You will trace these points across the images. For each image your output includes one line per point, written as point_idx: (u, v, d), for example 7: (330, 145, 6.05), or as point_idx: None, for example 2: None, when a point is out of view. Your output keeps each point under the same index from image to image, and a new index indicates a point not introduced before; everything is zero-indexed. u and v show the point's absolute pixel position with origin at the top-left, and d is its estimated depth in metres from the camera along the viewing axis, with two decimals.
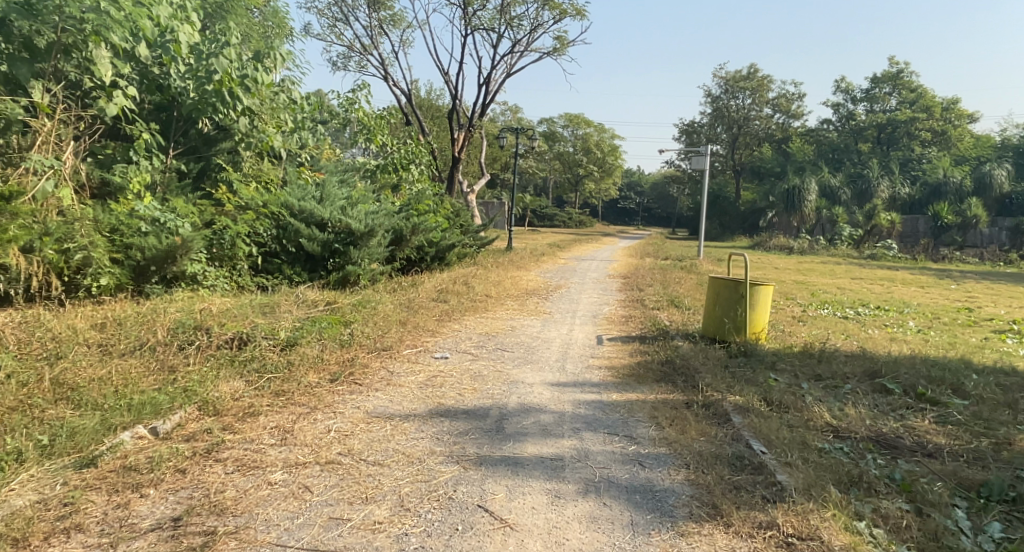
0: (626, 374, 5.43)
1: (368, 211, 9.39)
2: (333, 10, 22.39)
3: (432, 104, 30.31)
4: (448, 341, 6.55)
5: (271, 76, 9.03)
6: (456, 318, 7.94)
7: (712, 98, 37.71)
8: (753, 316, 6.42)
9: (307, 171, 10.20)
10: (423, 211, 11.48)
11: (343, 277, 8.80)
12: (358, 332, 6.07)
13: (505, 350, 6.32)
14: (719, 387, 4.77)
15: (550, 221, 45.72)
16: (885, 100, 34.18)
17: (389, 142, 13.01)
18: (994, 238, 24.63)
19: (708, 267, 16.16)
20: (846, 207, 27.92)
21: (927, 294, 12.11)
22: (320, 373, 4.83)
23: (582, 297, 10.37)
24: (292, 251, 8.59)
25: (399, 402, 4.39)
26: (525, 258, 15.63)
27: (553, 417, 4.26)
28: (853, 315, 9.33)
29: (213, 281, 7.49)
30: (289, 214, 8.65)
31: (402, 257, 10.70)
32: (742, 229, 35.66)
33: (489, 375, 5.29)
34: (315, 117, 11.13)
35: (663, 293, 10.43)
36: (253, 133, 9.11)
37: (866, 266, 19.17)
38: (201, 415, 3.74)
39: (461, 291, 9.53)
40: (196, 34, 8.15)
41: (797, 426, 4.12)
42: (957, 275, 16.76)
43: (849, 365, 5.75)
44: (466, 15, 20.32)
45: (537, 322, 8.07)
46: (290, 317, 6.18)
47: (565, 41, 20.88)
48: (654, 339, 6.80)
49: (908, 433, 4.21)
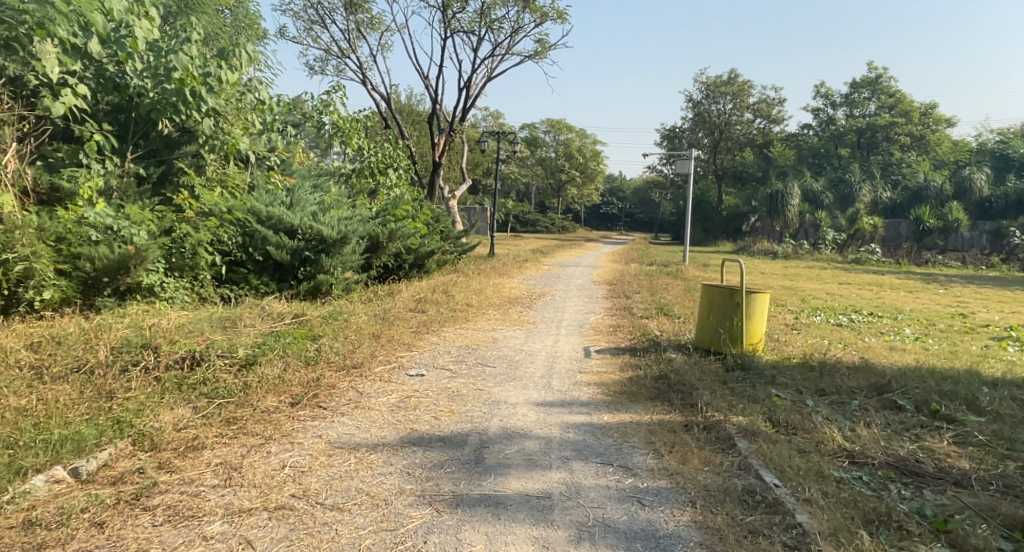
0: (617, 391, 5.01)
1: (342, 217, 8.91)
2: (309, 13, 21.87)
3: (413, 109, 29.89)
4: (425, 356, 6.09)
5: (236, 74, 8.50)
6: (434, 330, 7.48)
7: (693, 103, 37.50)
8: (749, 327, 6.06)
9: (276, 177, 9.72)
10: (401, 216, 11.02)
11: (314, 287, 8.32)
12: (326, 347, 5.59)
13: (487, 365, 5.87)
14: (720, 406, 4.39)
15: (533, 227, 45.42)
16: (864, 106, 34.24)
17: (364, 146, 12.52)
18: (975, 242, 24.13)
19: (694, 273, 15.86)
20: (828, 211, 27.85)
21: (918, 300, 11.86)
22: (281, 397, 4.36)
23: (567, 305, 9.95)
24: (259, 259, 8.10)
25: (367, 429, 3.93)
26: (507, 264, 15.22)
27: (539, 444, 3.82)
28: (848, 323, 9.00)
29: (171, 293, 7.00)
30: (256, 221, 8.15)
31: (378, 265, 10.22)
32: (725, 234, 35.58)
33: (468, 395, 4.85)
34: (285, 119, 10.62)
35: (651, 300, 10.06)
36: (218, 135, 8.60)
37: (851, 270, 19.01)
38: (135, 451, 3.27)
39: (440, 300, 9.07)
40: (155, 29, 7.66)
41: (809, 451, 3.74)
42: (943, 280, 16.58)
43: (854, 378, 5.38)
44: (446, 18, 19.93)
45: (521, 333, 7.63)
46: (252, 333, 5.68)
47: (546, 45, 20.56)
48: (645, 351, 6.39)
49: (929, 457, 3.84)
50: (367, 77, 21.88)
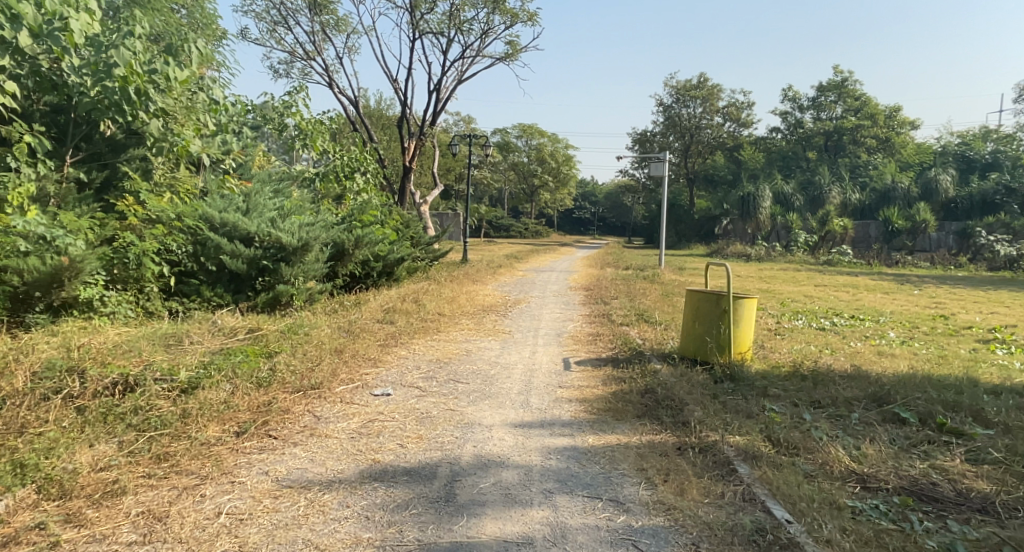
0: (601, 408, 4.62)
1: (303, 223, 8.39)
2: (272, 13, 21.21)
3: (383, 113, 29.33)
4: (392, 373, 5.62)
5: (185, 71, 7.91)
6: (403, 342, 7.00)
7: (664, 107, 37.53)
8: (737, 335, 5.73)
9: (232, 181, 9.14)
10: (368, 222, 10.52)
11: (274, 298, 7.79)
12: (281, 367, 5.09)
13: (459, 381, 5.43)
14: (714, 425, 4.01)
15: (506, 232, 45.05)
16: (831, 109, 34.57)
17: (329, 149, 12.00)
18: (942, 242, 24.32)
19: (671, 277, 15.60)
20: (799, 213, 27.94)
21: (896, 301, 11.72)
22: (224, 426, 3.88)
23: (544, 312, 9.55)
24: (213, 269, 7.54)
25: (322, 462, 3.47)
26: (481, 271, 14.79)
27: (517, 475, 3.41)
28: (831, 326, 8.73)
29: (113, 307, 6.47)
30: (209, 228, 7.61)
31: (344, 273, 9.71)
32: (697, 237, 35.65)
33: (438, 417, 4.41)
34: (241, 120, 10.06)
35: (630, 306, 9.73)
36: (167, 136, 8.00)
37: (825, 272, 18.96)
38: (39, 500, 2.82)
39: (409, 310, 8.59)
40: (94, 23, 7.08)
41: (817, 476, 3.38)
42: (916, 280, 16.58)
43: (850, 389, 5.06)
44: (414, 19, 19.47)
45: (496, 344, 7.19)
46: (198, 353, 5.19)
47: (517, 46, 20.23)
48: (628, 361, 6.02)
49: (945, 479, 3.49)
50: (333, 80, 21.31)
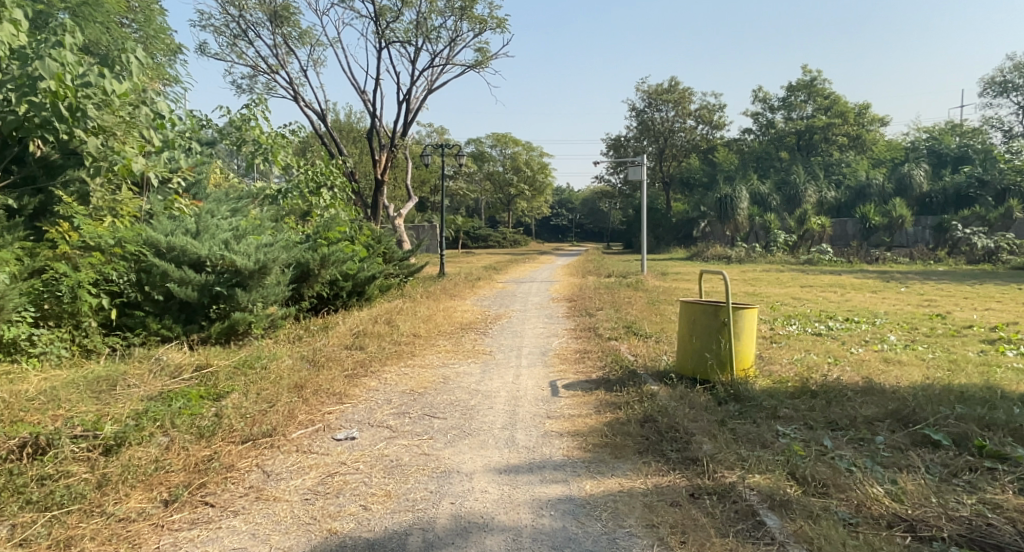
0: (596, 443, 4.07)
1: (261, 244, 7.75)
2: (231, 27, 20.47)
3: (353, 126, 28.65)
4: (359, 410, 5.00)
5: (124, 84, 7.27)
6: (373, 370, 6.38)
7: (636, 112, 37.37)
8: (739, 349, 5.22)
9: (183, 202, 8.47)
10: (335, 239, 9.89)
11: (229, 327, 7.16)
12: (229, 412, 4.49)
13: (436, 416, 4.85)
14: (727, 462, 3.47)
15: (484, 243, 44.50)
16: (801, 108, 34.65)
17: (292, 163, 11.35)
18: (919, 237, 24.50)
19: (654, 283, 15.16)
20: (777, 213, 27.81)
21: (887, 300, 11.35)
22: (152, 492, 3.32)
23: (526, 329, 8.97)
24: (159, 299, 6.87)
25: (266, 539, 2.97)
26: (459, 285, 14.20)
27: (502, 542, 2.89)
28: (827, 332, 8.26)
29: (45, 347, 5.85)
30: (155, 253, 6.95)
31: (310, 295, 9.04)
32: (677, 240, 35.45)
33: (411, 465, 3.84)
34: (190, 137, 9.41)
35: (616, 318, 9.23)
36: (106, 155, 7.32)
37: (807, 272, 18.66)
38: None
39: (381, 332, 7.95)
40: (19, 34, 6.44)
41: (858, 527, 2.88)
42: (900, 277, 16.31)
43: (869, 406, 4.55)
44: (379, 28, 18.90)
45: (475, 368, 6.59)
46: (129, 402, 4.57)
47: (487, 54, 19.80)
48: (620, 383, 5.48)
49: (1006, 519, 2.99)
50: (299, 94, 20.64)
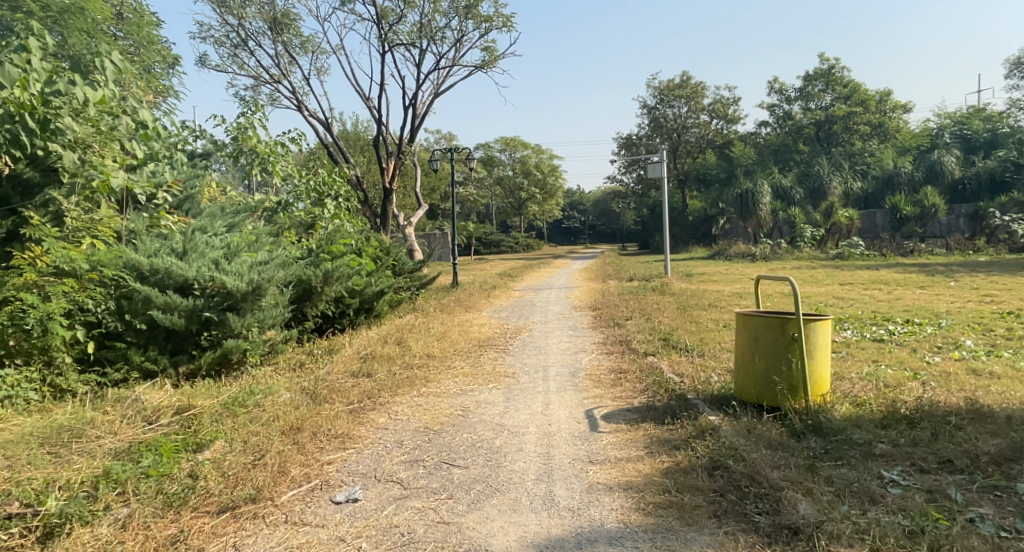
0: (658, 501, 3.26)
1: (255, 262, 7.04)
2: (231, 37, 19.87)
3: (359, 135, 28.04)
4: (364, 458, 4.21)
5: (100, 91, 6.56)
6: (382, 403, 5.58)
7: (648, 109, 36.51)
8: (812, 370, 4.39)
9: (170, 219, 7.76)
10: (339, 252, 9.17)
11: (222, 356, 6.42)
12: (207, 470, 3.73)
13: (457, 463, 4.06)
14: (844, 537, 2.74)
15: (496, 248, 43.78)
16: (820, 98, 33.59)
17: (293, 173, 10.63)
18: (952, 225, 23.52)
19: (681, 286, 14.32)
20: (801, 206, 26.88)
21: (941, 297, 10.42)
22: None
23: (550, 344, 8.12)
24: (143, 328, 6.13)
25: None
26: (474, 295, 13.43)
27: None
28: (889, 337, 7.33)
29: (10, 391, 5.13)
30: (137, 278, 6.25)
31: (315, 315, 8.28)
32: (695, 239, 34.52)
33: (426, 541, 3.06)
34: (178, 147, 8.70)
35: (648, 328, 8.41)
36: (83, 170, 6.60)
37: (840, 267, 17.71)
38: None
39: (391, 355, 7.16)
40: None
41: None
42: (944, 269, 15.31)
43: (989, 438, 3.71)
44: (382, 31, 18.20)
45: (498, 396, 5.76)
46: (88, 461, 3.83)
47: (494, 53, 19.05)
48: (672, 413, 4.65)
49: None
50: (302, 103, 20.01)
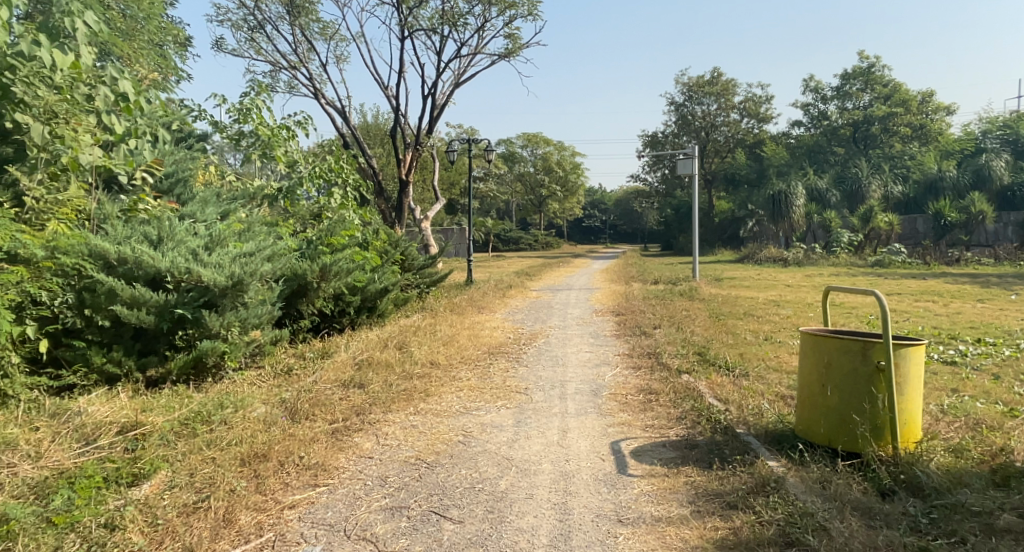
0: None
1: (242, 253, 6.26)
2: (248, 20, 19.21)
3: (378, 126, 27.32)
4: (336, 501, 3.38)
5: (70, 54, 5.64)
6: (372, 422, 4.75)
7: (675, 105, 35.42)
8: (903, 410, 3.47)
9: (150, 203, 6.98)
10: (340, 245, 8.38)
11: (196, 359, 5.66)
12: (130, 517, 2.94)
13: (449, 514, 3.21)
14: None
15: (515, 245, 43.00)
16: (858, 98, 32.21)
17: (298, 159, 9.83)
18: (1000, 234, 22.22)
19: (710, 291, 13.34)
20: (836, 210, 25.76)
21: (1007, 312, 9.32)
22: None
23: (569, 354, 7.24)
24: (105, 326, 5.35)
25: None
26: (488, 294, 12.60)
27: None
28: (961, 361, 6.32)
29: None
30: (103, 268, 5.48)
31: (310, 313, 7.49)
32: (721, 242, 33.45)
33: None
34: (165, 122, 7.89)
35: (678, 339, 7.48)
36: (51, 145, 5.79)
37: (881, 275, 16.58)
38: None
39: (390, 361, 6.35)
40: None
41: None
42: (997, 281, 14.13)
43: None
44: (402, 16, 17.42)
45: (507, 418, 4.90)
46: None
47: (518, 41, 18.17)
48: (722, 456, 3.75)
49: None
50: (320, 92, 19.39)
